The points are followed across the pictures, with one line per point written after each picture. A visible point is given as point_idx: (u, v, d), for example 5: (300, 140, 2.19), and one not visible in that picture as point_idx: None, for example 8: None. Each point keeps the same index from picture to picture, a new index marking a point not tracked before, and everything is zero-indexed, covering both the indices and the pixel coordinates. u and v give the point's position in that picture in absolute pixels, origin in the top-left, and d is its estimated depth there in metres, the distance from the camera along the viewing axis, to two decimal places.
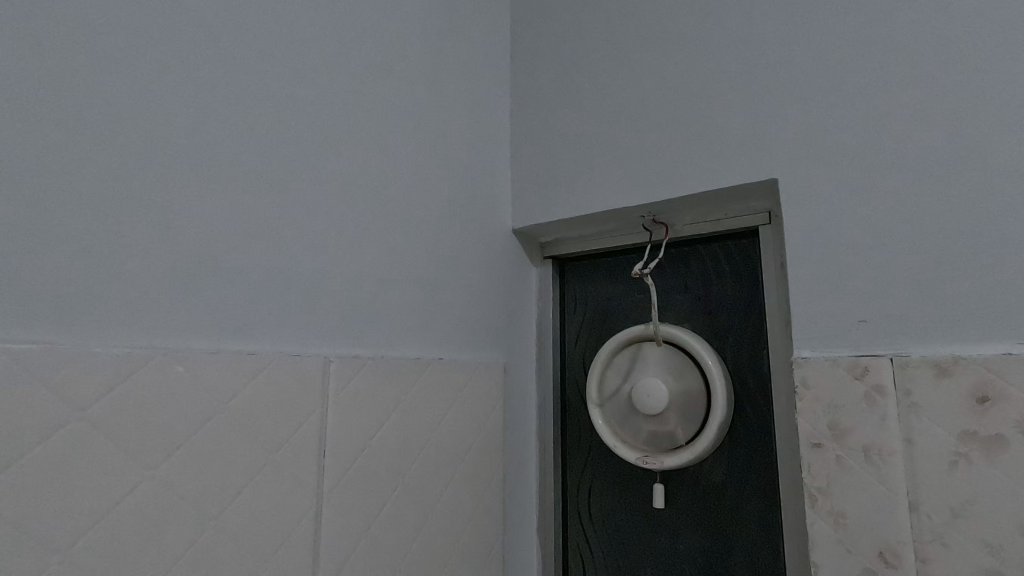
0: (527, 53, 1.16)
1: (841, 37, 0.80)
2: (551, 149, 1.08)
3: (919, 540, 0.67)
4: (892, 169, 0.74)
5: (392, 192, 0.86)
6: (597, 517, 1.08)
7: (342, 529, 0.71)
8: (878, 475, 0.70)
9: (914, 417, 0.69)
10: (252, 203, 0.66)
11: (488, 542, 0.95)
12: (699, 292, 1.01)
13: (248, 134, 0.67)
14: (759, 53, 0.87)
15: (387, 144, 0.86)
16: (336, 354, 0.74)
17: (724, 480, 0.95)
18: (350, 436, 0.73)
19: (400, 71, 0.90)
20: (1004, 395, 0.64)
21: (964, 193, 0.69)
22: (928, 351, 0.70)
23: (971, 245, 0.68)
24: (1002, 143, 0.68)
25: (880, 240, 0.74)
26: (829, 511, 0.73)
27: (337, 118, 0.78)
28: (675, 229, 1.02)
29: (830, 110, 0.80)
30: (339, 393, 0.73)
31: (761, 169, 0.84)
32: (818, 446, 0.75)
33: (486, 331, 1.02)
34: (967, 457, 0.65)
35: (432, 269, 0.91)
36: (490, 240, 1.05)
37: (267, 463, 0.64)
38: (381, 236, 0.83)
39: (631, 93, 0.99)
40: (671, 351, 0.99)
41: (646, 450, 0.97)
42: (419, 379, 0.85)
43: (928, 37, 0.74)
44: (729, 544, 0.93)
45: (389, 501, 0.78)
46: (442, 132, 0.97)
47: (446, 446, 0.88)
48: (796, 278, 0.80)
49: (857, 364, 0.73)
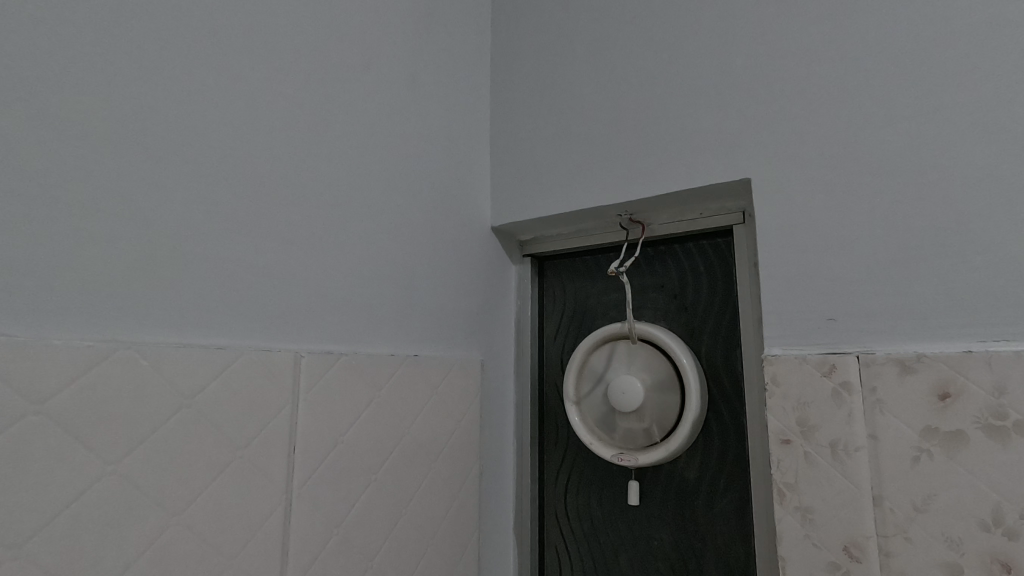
0: (507, 51, 1.15)
1: (814, 39, 0.81)
2: (530, 147, 1.08)
3: (882, 535, 0.68)
4: (860, 171, 0.75)
5: (367, 187, 0.85)
6: (574, 516, 1.09)
7: (311, 528, 0.70)
8: (845, 471, 0.71)
9: (880, 413, 0.70)
10: (221, 196, 0.65)
11: (463, 540, 0.95)
12: (675, 291, 1.02)
13: (218, 126, 0.66)
14: (734, 54, 0.88)
15: (362, 138, 0.85)
16: (307, 350, 0.73)
17: (698, 477, 0.96)
18: (321, 433, 0.73)
19: (376, 66, 0.89)
20: (963, 392, 0.66)
21: (929, 195, 0.71)
22: (894, 348, 0.71)
23: (934, 246, 0.70)
24: (964, 147, 0.70)
25: (849, 239, 0.75)
26: (797, 506, 0.74)
27: (311, 112, 0.78)
28: (651, 228, 1.03)
29: (802, 111, 0.81)
30: (310, 389, 0.72)
31: (735, 170, 0.85)
32: (787, 442, 0.76)
33: (463, 328, 1.02)
34: (929, 452, 0.67)
35: (408, 265, 0.91)
36: (468, 237, 1.05)
37: (234, 459, 0.63)
38: (356, 233, 0.82)
39: (609, 93, 1.00)
40: (647, 349, 1.00)
41: (621, 447, 0.98)
42: (393, 376, 0.85)
43: (897, 41, 0.75)
44: (703, 541, 0.94)
45: (361, 497, 0.77)
46: (420, 128, 0.97)
47: (420, 445, 0.88)
48: (768, 277, 0.81)
49: (825, 362, 0.74)
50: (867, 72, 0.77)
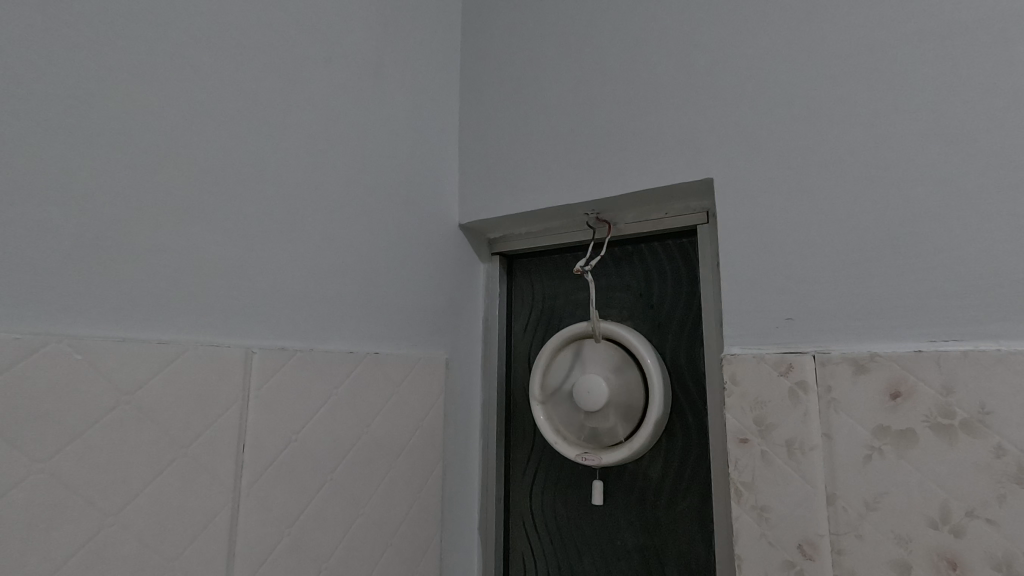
0: (475, 47, 1.14)
1: (774, 41, 0.82)
2: (498, 143, 1.07)
3: (835, 533, 0.69)
4: (817, 173, 0.76)
5: (327, 181, 0.83)
6: (539, 516, 1.08)
7: (261, 528, 0.69)
8: (800, 469, 0.72)
9: (835, 412, 0.70)
10: (168, 186, 0.63)
11: (425, 541, 0.93)
12: (641, 290, 1.03)
13: (166, 114, 0.64)
14: (698, 54, 0.88)
15: (322, 131, 0.83)
16: (259, 346, 0.71)
17: (661, 476, 0.96)
18: (272, 431, 0.71)
19: (338, 58, 0.88)
20: (913, 391, 0.66)
21: (882, 197, 0.72)
22: (849, 347, 0.72)
23: (887, 246, 0.71)
24: (916, 150, 0.71)
25: (807, 239, 0.76)
26: (753, 505, 0.74)
27: (267, 102, 0.76)
28: (617, 227, 1.03)
29: (763, 113, 0.81)
30: (261, 385, 0.70)
31: (697, 169, 0.85)
32: (745, 441, 0.76)
33: (427, 326, 1.00)
34: (880, 451, 0.67)
35: (369, 261, 0.89)
36: (434, 234, 1.04)
37: (177, 458, 0.61)
38: (314, 227, 0.81)
39: (576, 90, 0.99)
40: (612, 348, 0.99)
41: (585, 446, 0.98)
42: (352, 373, 0.84)
43: (854, 45, 0.76)
44: (665, 540, 0.94)
45: (315, 497, 0.76)
46: (384, 123, 0.95)
47: (379, 444, 0.87)
48: (729, 277, 0.81)
49: (782, 361, 0.75)
50: (826, 74, 0.78)
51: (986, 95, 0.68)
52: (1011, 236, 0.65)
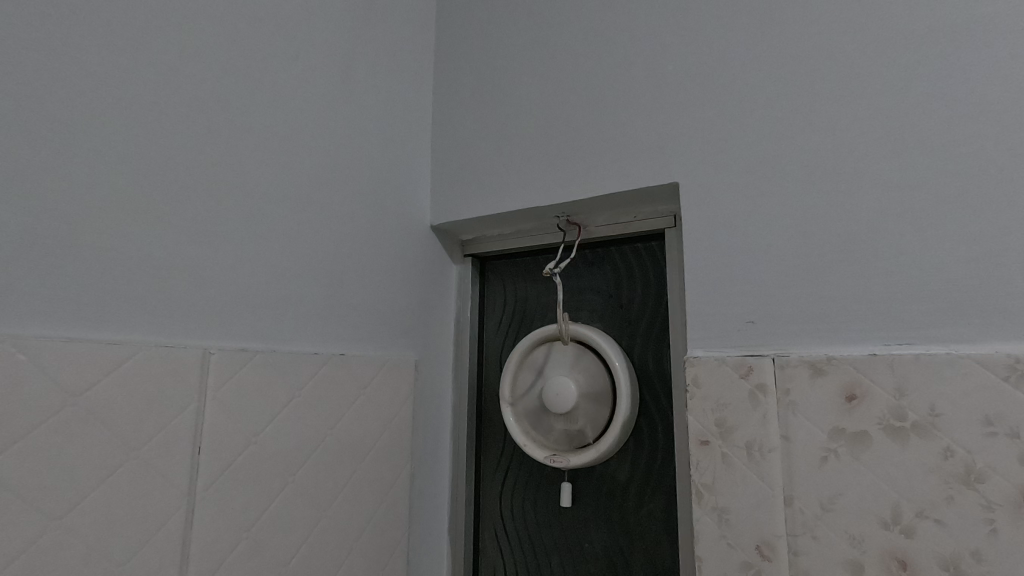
0: (449, 47, 1.14)
1: (740, 47, 0.83)
2: (469, 144, 1.07)
3: (792, 534, 0.70)
4: (778, 178, 0.77)
5: (292, 180, 0.83)
6: (508, 517, 1.08)
7: (217, 531, 0.68)
8: (758, 471, 0.72)
9: (793, 414, 0.71)
10: (123, 185, 0.62)
11: (391, 545, 0.93)
12: (610, 292, 1.03)
13: (121, 110, 0.63)
14: (666, 58, 0.89)
15: (288, 130, 0.83)
16: (218, 347, 0.71)
17: (629, 477, 0.97)
18: (231, 433, 0.70)
19: (305, 57, 0.87)
20: (868, 393, 0.68)
21: (839, 202, 0.73)
22: (807, 350, 0.73)
23: (844, 251, 0.72)
24: (873, 156, 0.72)
25: (769, 243, 0.77)
26: (713, 506, 0.75)
27: (230, 100, 0.75)
28: (588, 229, 1.04)
29: (728, 118, 0.82)
30: (219, 387, 0.70)
31: (664, 173, 0.86)
32: (706, 443, 0.77)
33: (396, 327, 1.00)
34: (836, 452, 0.68)
35: (336, 261, 0.89)
36: (404, 234, 1.03)
37: (128, 460, 0.60)
38: (278, 226, 0.80)
39: (547, 92, 0.99)
40: (581, 350, 1.00)
41: (554, 448, 0.98)
42: (317, 375, 0.83)
43: (816, 52, 0.78)
44: (632, 542, 0.95)
45: (275, 500, 0.75)
46: (353, 122, 0.95)
47: (344, 445, 0.86)
48: (693, 280, 0.81)
49: (742, 364, 0.75)
50: (788, 81, 0.79)
51: (940, 105, 0.69)
52: (962, 242, 0.66)
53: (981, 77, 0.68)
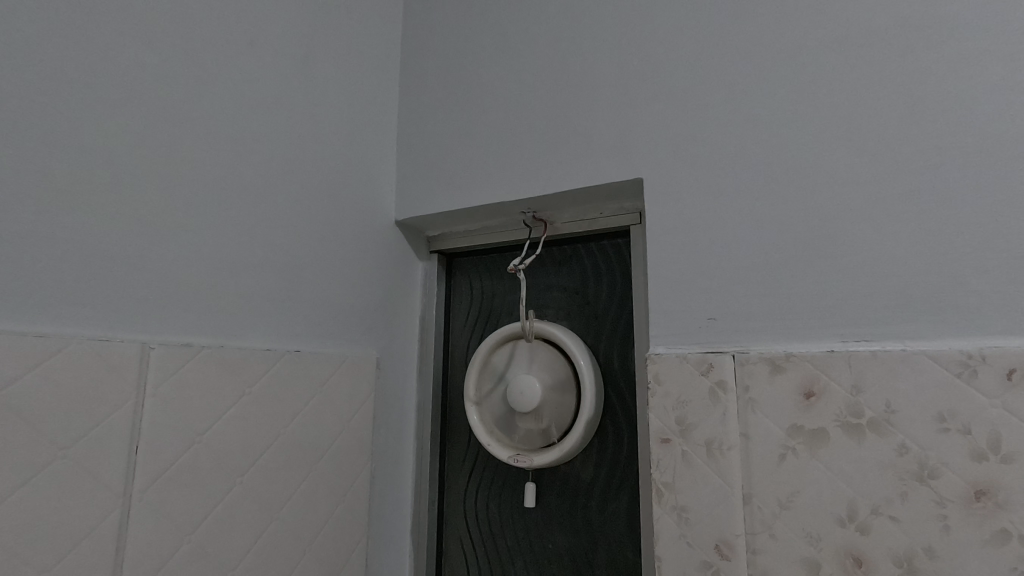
0: (415, 39, 1.12)
1: (703, 42, 0.83)
2: (435, 138, 1.05)
3: (750, 532, 0.69)
4: (740, 173, 0.77)
5: (245, 170, 0.80)
6: (472, 519, 1.06)
7: (156, 534, 0.65)
8: (718, 468, 0.72)
9: (752, 412, 0.71)
10: (55, 170, 0.59)
11: (348, 548, 0.90)
12: (576, 290, 1.02)
13: (54, 93, 0.60)
14: (631, 52, 0.88)
15: (241, 119, 0.80)
16: (159, 342, 0.67)
17: (593, 477, 0.95)
18: (173, 432, 0.67)
19: (260, 44, 0.84)
20: (826, 390, 0.67)
21: (799, 199, 0.73)
22: (767, 347, 0.72)
23: (803, 248, 0.72)
24: (832, 152, 0.72)
25: (730, 239, 0.76)
26: (673, 505, 0.74)
27: (177, 85, 0.72)
28: (554, 226, 1.02)
29: (692, 113, 0.81)
30: (159, 384, 0.66)
31: (628, 169, 0.85)
32: (667, 441, 0.76)
33: (357, 323, 0.97)
34: (794, 449, 0.68)
35: (292, 255, 0.86)
36: (366, 228, 1.01)
37: (56, 459, 0.57)
38: (229, 217, 0.77)
39: (513, 85, 0.98)
40: (546, 348, 0.98)
41: (518, 449, 0.96)
42: (268, 372, 0.80)
43: (778, 48, 0.77)
44: (596, 543, 0.93)
45: (222, 502, 0.72)
46: (312, 112, 0.92)
47: (297, 446, 0.83)
48: (655, 277, 0.80)
49: (703, 360, 0.75)
50: (751, 78, 0.78)
51: (898, 103, 0.69)
52: (917, 239, 0.66)
53: (936, 76, 0.68)
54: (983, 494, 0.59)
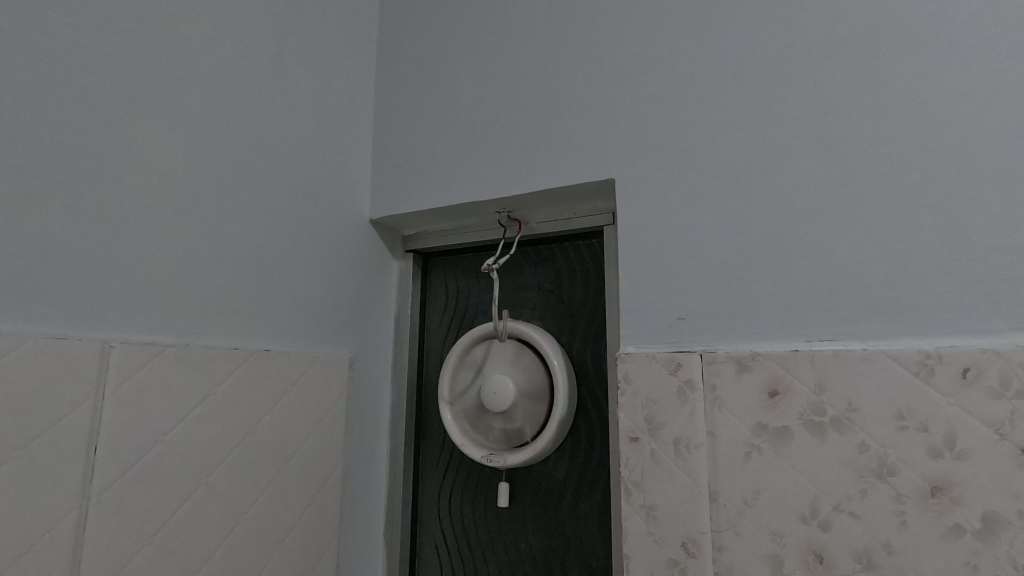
0: (392, 37, 1.11)
1: (674, 45, 0.83)
2: (410, 137, 1.05)
3: (716, 530, 0.70)
4: (710, 175, 0.78)
5: (213, 167, 0.78)
6: (446, 519, 1.05)
7: (115, 536, 0.63)
8: (685, 467, 0.72)
9: (718, 411, 0.72)
10: (13, 164, 0.58)
11: (318, 549, 0.89)
12: (551, 289, 1.02)
13: (13, 84, 0.58)
14: (605, 53, 0.88)
15: (210, 115, 0.79)
16: (121, 340, 0.66)
17: (566, 476, 0.96)
18: (134, 432, 0.66)
19: (230, 39, 0.83)
20: (790, 389, 0.68)
21: (765, 200, 0.74)
22: (733, 346, 0.73)
23: (769, 249, 0.73)
24: (798, 155, 0.73)
25: (700, 240, 0.77)
26: (641, 503, 0.75)
27: (144, 79, 0.71)
28: (528, 226, 1.03)
29: (663, 114, 0.82)
30: (119, 383, 0.65)
31: (600, 169, 0.85)
32: (636, 440, 0.76)
33: (329, 322, 0.96)
34: (759, 447, 0.69)
35: (263, 253, 0.85)
36: (340, 227, 1.00)
37: (10, 460, 0.56)
38: (196, 214, 0.76)
39: (488, 85, 0.98)
40: (520, 347, 0.99)
41: (492, 448, 0.96)
42: (236, 371, 0.79)
43: (747, 51, 0.78)
44: (568, 542, 0.94)
45: (186, 503, 0.71)
46: (285, 108, 0.91)
47: (265, 446, 0.82)
48: (626, 277, 0.81)
49: (671, 360, 0.75)
50: (721, 80, 0.79)
51: (859, 107, 0.71)
52: (879, 241, 0.68)
53: (899, 81, 0.69)
54: (939, 490, 0.60)
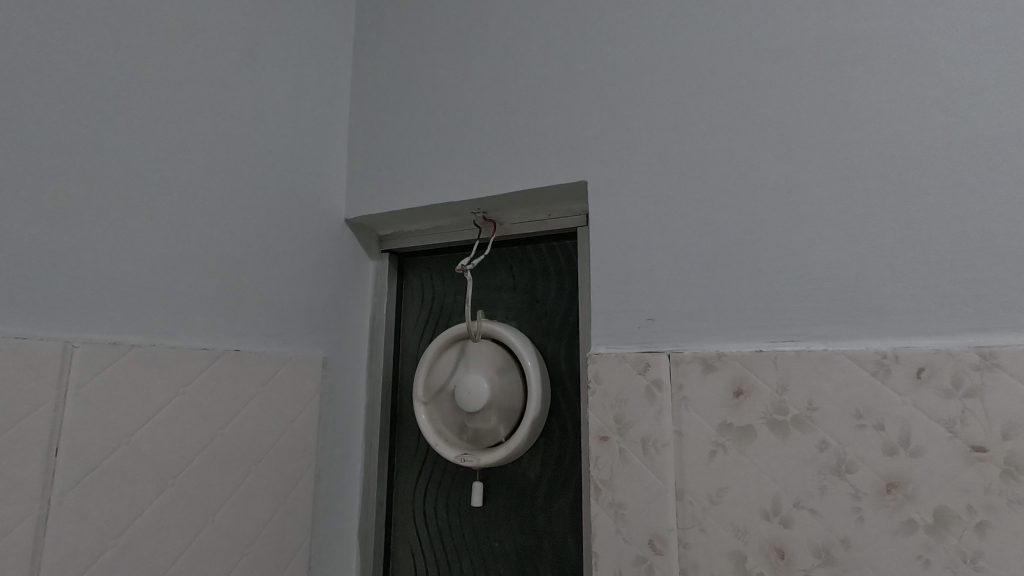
0: (368, 36, 1.11)
1: (646, 49, 0.85)
2: (385, 136, 1.04)
3: (682, 528, 0.71)
4: (679, 178, 0.79)
5: (183, 164, 0.78)
6: (420, 519, 1.05)
7: (77, 537, 0.63)
8: (652, 465, 0.73)
9: (685, 410, 0.73)
10: None
11: (290, 550, 0.89)
12: (525, 290, 1.03)
13: None
14: (579, 56, 0.89)
15: (180, 113, 0.78)
16: (84, 340, 0.66)
17: (539, 475, 0.96)
18: (96, 433, 0.65)
19: (200, 36, 0.82)
20: (753, 388, 0.70)
21: (731, 203, 0.75)
22: (700, 347, 0.74)
23: (735, 252, 0.74)
24: (763, 160, 0.75)
25: (669, 242, 0.78)
26: (610, 502, 0.75)
27: (112, 76, 0.70)
28: (503, 227, 1.03)
29: (633, 118, 0.83)
30: (82, 384, 0.65)
31: (573, 171, 0.86)
32: (605, 439, 0.77)
33: (302, 322, 0.96)
34: (723, 446, 0.70)
35: (234, 252, 0.84)
36: (314, 226, 0.99)
37: None
38: (164, 212, 0.75)
39: (464, 85, 0.98)
40: (494, 348, 0.99)
41: (466, 448, 0.97)
42: (205, 371, 0.78)
43: (716, 57, 0.80)
44: (540, 541, 0.94)
45: (151, 504, 0.70)
46: (258, 106, 0.90)
47: (235, 446, 0.82)
48: (597, 278, 0.82)
49: (640, 359, 0.76)
50: (691, 84, 0.80)
51: (822, 113, 0.73)
52: (840, 244, 0.69)
53: (859, 88, 0.71)
54: (894, 486, 0.62)
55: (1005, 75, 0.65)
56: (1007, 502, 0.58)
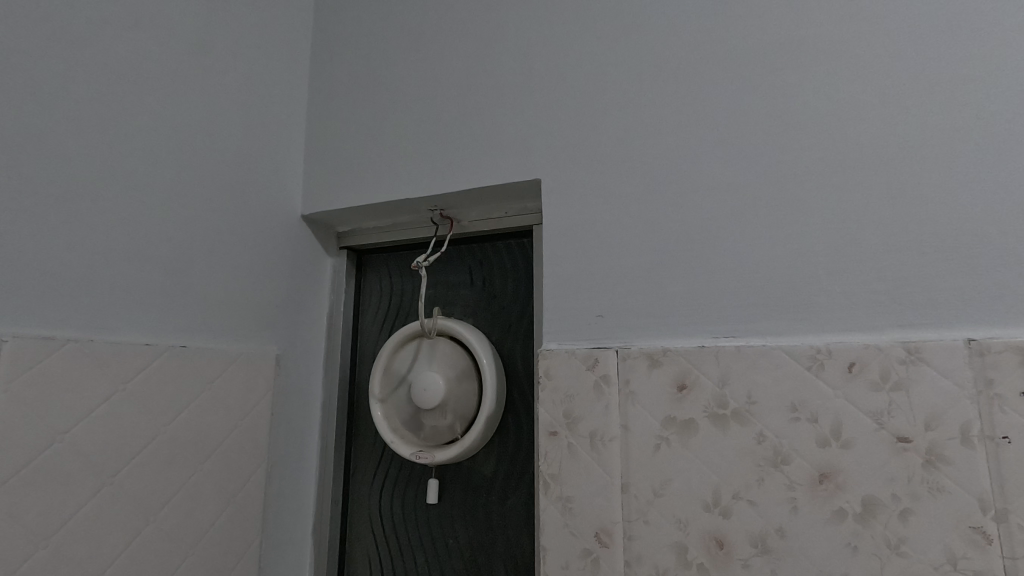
0: (326, 31, 1.10)
1: (598, 51, 0.86)
2: (342, 133, 1.04)
3: (627, 520, 0.72)
4: (629, 178, 0.80)
5: (128, 157, 0.76)
6: (376, 517, 1.05)
7: (6, 538, 0.61)
8: (599, 459, 0.75)
9: (632, 404, 0.74)
10: None
11: (239, 549, 0.88)
12: (482, 287, 1.03)
13: None
14: (534, 56, 0.90)
15: (125, 103, 0.76)
16: (15, 334, 0.63)
17: (494, 471, 0.97)
18: (27, 430, 0.64)
19: (148, 25, 0.80)
20: (696, 383, 0.71)
21: (678, 203, 0.77)
22: (647, 343, 0.76)
23: (681, 250, 0.76)
24: (709, 161, 0.76)
25: (619, 240, 0.79)
26: (558, 496, 0.76)
27: (51, 64, 0.68)
28: (460, 224, 1.03)
29: (586, 119, 0.84)
30: (12, 380, 0.63)
31: (527, 170, 0.87)
32: (554, 434, 0.78)
33: (255, 318, 0.94)
34: (667, 439, 0.72)
35: (182, 246, 0.83)
36: (269, 221, 0.98)
37: None
38: (107, 205, 0.73)
39: (422, 82, 0.98)
40: (451, 344, 0.99)
41: (422, 445, 0.96)
42: (148, 367, 0.77)
43: (666, 60, 0.81)
44: (494, 536, 0.95)
45: (87, 504, 0.69)
46: (210, 99, 0.89)
47: (181, 444, 0.80)
48: (550, 276, 0.83)
49: (589, 356, 0.78)
50: (642, 86, 0.82)
51: (764, 117, 0.75)
52: (779, 244, 0.72)
53: (799, 94, 0.74)
54: (826, 477, 0.64)
55: (936, 82, 0.68)
56: (928, 490, 0.60)
